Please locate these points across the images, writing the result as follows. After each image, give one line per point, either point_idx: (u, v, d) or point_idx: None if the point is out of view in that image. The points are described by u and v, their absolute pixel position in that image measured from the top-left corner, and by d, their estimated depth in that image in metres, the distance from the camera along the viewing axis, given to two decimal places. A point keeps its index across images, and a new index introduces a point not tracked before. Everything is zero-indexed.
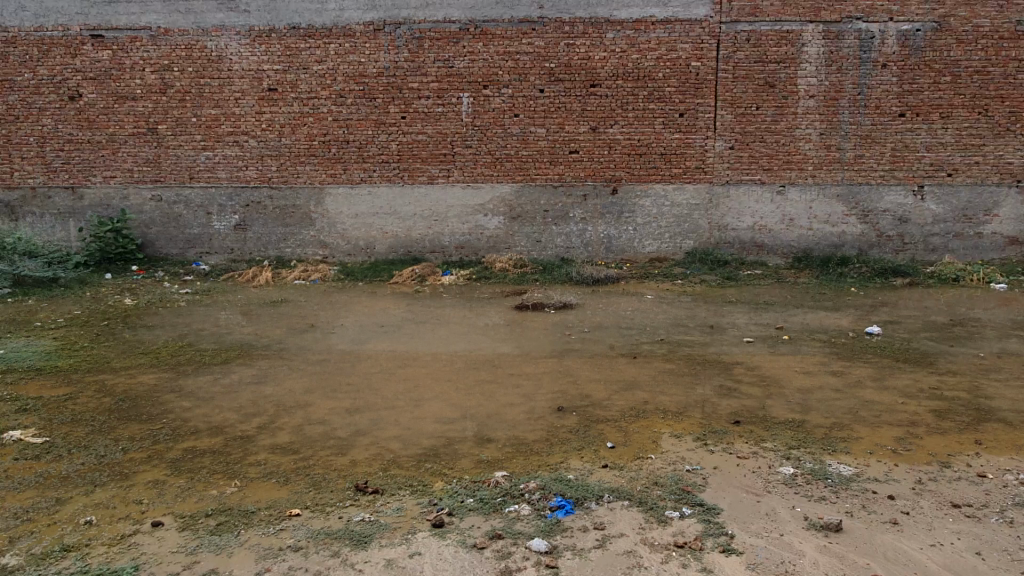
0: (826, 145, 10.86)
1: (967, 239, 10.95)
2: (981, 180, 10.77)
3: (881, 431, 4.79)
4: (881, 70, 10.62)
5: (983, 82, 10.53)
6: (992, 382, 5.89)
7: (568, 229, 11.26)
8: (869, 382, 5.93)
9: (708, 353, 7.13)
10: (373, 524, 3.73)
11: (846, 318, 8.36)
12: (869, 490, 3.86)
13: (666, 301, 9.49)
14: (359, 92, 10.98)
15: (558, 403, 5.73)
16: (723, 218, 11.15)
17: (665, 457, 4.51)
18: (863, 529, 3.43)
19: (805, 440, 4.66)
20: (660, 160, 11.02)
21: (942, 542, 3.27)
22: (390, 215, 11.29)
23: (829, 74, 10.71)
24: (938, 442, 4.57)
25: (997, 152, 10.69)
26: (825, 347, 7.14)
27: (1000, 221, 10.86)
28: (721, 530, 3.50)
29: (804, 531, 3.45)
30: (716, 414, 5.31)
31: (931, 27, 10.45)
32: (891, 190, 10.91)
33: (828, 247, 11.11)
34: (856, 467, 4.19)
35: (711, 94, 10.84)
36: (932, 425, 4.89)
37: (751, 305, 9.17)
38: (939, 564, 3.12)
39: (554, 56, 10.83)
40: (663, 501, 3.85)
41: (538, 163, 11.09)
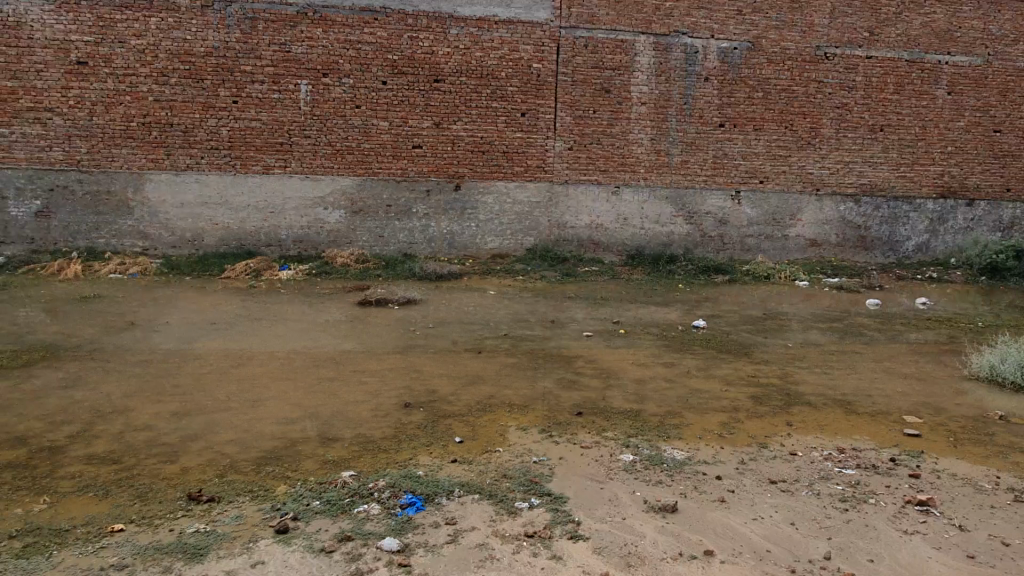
0: (656, 150, 11.57)
1: (776, 240, 12.09)
2: (787, 188, 11.96)
3: (709, 417, 5.17)
4: (703, 83, 11.48)
5: (789, 99, 11.69)
6: (799, 369, 6.56)
7: (411, 224, 11.14)
8: (696, 372, 6.40)
9: (550, 347, 7.35)
10: (209, 534, 3.48)
11: (674, 313, 8.96)
12: (699, 472, 4.15)
13: (509, 297, 9.66)
14: (184, 72, 10.20)
15: (404, 400, 5.65)
16: (562, 216, 11.53)
17: (513, 450, 4.59)
18: (695, 508, 3.68)
19: (641, 429, 4.93)
20: (502, 158, 11.21)
21: (762, 516, 3.58)
22: (221, 206, 10.59)
23: (658, 84, 11.40)
24: (757, 425, 5.00)
25: (800, 163, 11.91)
26: (656, 340, 7.61)
27: (803, 224, 12.11)
28: (568, 517, 3.61)
29: (644, 513, 3.64)
30: (559, 406, 5.49)
31: (746, 46, 11.44)
32: (712, 195, 11.83)
33: (658, 246, 11.83)
34: (687, 451, 4.50)
35: (551, 95, 11.18)
36: (750, 409, 5.36)
37: (589, 300, 9.56)
38: (761, 535, 3.40)
39: (397, 48, 10.67)
40: (512, 493, 3.92)
41: (380, 157, 10.89)
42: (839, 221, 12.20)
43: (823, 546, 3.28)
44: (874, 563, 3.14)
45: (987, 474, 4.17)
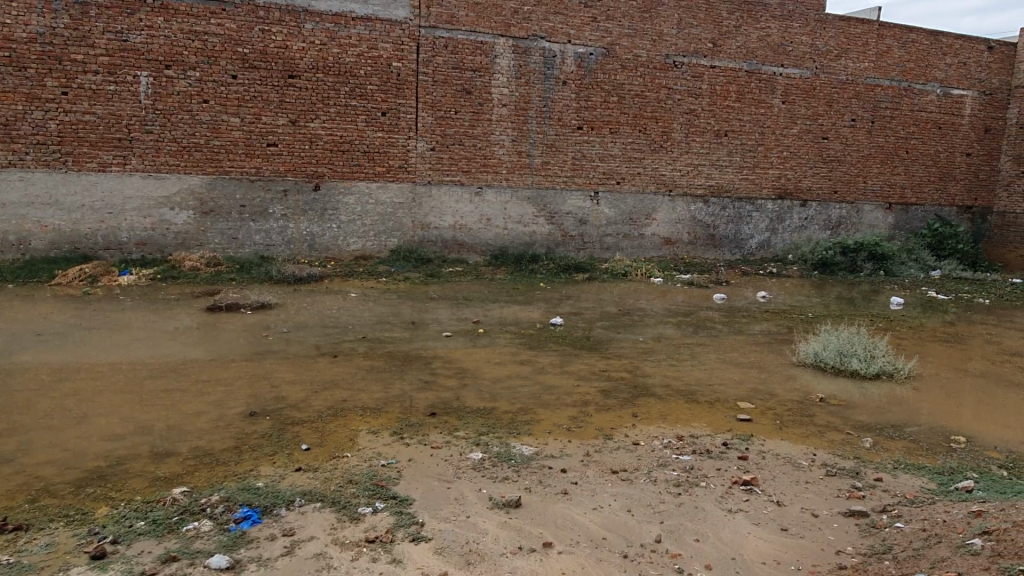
0: (517, 151, 11.74)
1: (633, 239, 12.59)
2: (641, 189, 12.49)
3: (559, 412, 5.29)
4: (561, 87, 11.77)
5: (642, 105, 12.22)
6: (648, 362, 6.85)
7: (267, 226, 10.68)
8: (551, 368, 6.54)
9: (410, 349, 7.26)
10: (12, 567, 3.15)
11: (535, 311, 9.11)
12: (545, 466, 4.23)
13: (371, 298, 9.48)
14: (3, 59, 9.23)
15: (250, 408, 5.39)
16: (425, 216, 11.45)
17: (361, 454, 4.48)
18: (538, 502, 3.74)
19: (493, 426, 4.97)
20: (362, 157, 10.98)
21: (601, 505, 3.69)
22: (50, 206, 9.68)
23: (518, 87, 11.58)
24: (604, 418, 5.16)
25: (654, 166, 12.47)
26: (515, 339, 7.71)
27: (657, 224, 12.69)
28: (412, 520, 3.57)
29: (488, 510, 3.65)
30: (413, 407, 5.43)
31: (601, 53, 11.84)
32: (572, 195, 12.15)
33: (521, 246, 12.00)
34: (535, 446, 4.58)
35: (412, 95, 11.08)
36: (599, 403, 5.54)
37: (451, 301, 9.55)
38: (599, 524, 3.50)
39: (247, 41, 10.19)
40: (356, 498, 3.82)
41: (232, 155, 10.36)
42: (690, 221, 12.88)
43: (655, 530, 3.42)
44: (699, 542, 3.31)
45: (806, 452, 4.51)
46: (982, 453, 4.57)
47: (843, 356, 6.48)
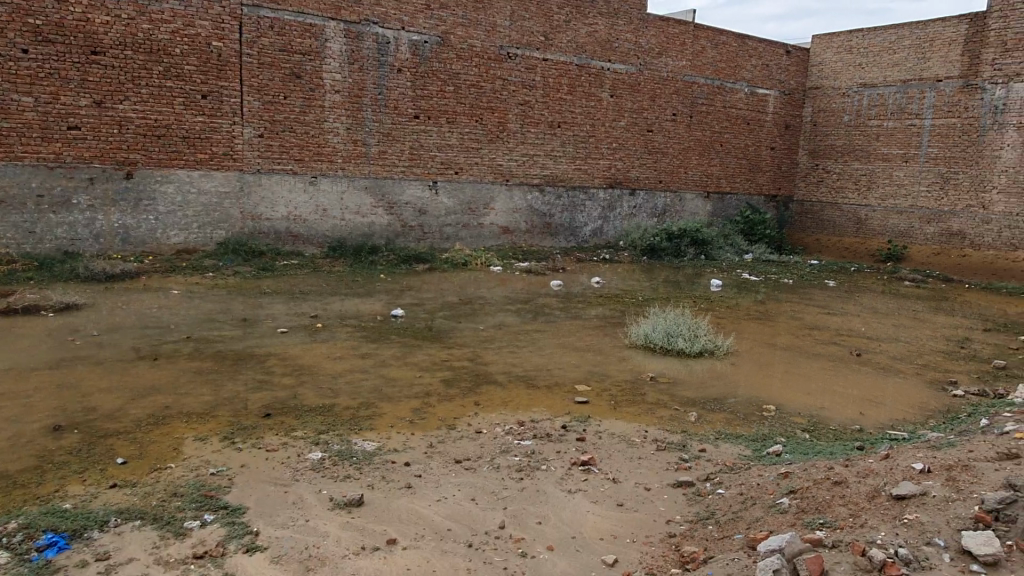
0: (352, 139, 11.41)
1: (472, 229, 12.66)
2: (479, 179, 12.58)
3: (402, 405, 5.21)
4: (396, 74, 11.57)
5: (478, 95, 12.30)
6: (490, 350, 6.93)
7: (70, 218, 9.59)
8: (393, 361, 6.43)
9: (241, 347, 6.84)
10: None
11: (376, 303, 8.92)
12: (388, 461, 4.14)
13: (196, 295, 8.83)
14: None
15: (53, 422, 4.83)
16: (255, 207, 10.83)
17: (187, 464, 4.15)
18: (381, 499, 3.65)
19: (332, 424, 4.80)
20: (182, 143, 10.17)
21: (445, 496, 3.68)
22: None
23: (351, 72, 11.24)
24: (447, 409, 5.14)
25: (491, 156, 12.61)
26: (355, 332, 7.50)
27: (496, 213, 12.85)
28: (245, 529, 3.36)
29: (328, 511, 3.52)
30: (246, 409, 5.12)
31: (435, 41, 11.76)
32: (410, 185, 12.00)
33: (359, 237, 11.68)
34: (378, 442, 4.47)
35: (236, 77, 10.41)
36: (442, 393, 5.52)
37: (286, 295, 9.10)
38: (444, 515, 3.47)
39: (39, 11, 9.04)
40: (181, 512, 3.53)
41: (24, 139, 9.14)
42: (528, 210, 13.16)
43: (499, 516, 3.46)
44: (541, 524, 3.39)
45: (638, 430, 4.75)
46: (789, 420, 5.03)
47: (669, 336, 6.91)
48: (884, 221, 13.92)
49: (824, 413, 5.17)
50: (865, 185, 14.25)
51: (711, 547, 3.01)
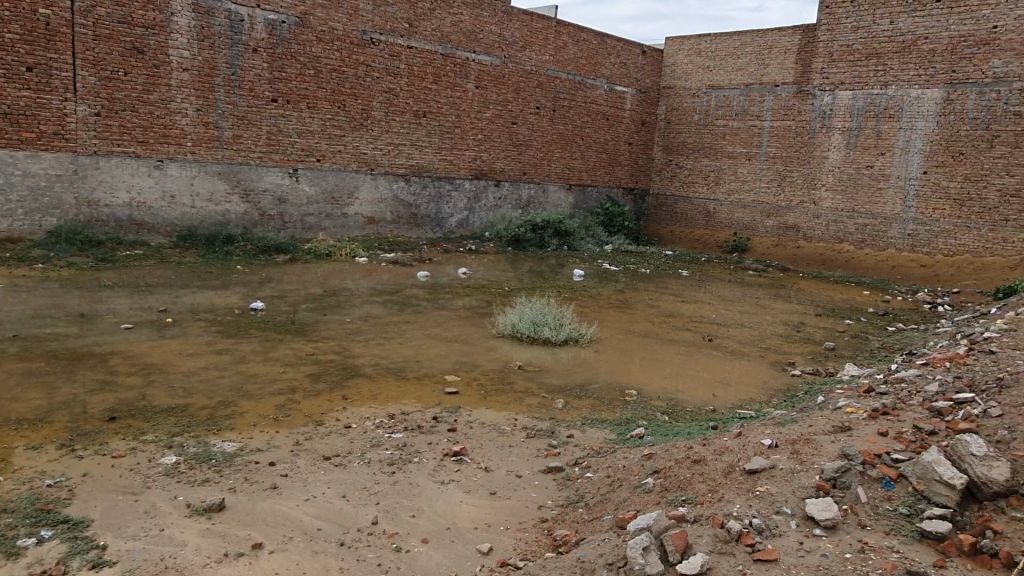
0: (202, 122, 10.70)
1: (336, 218, 12.28)
2: (342, 167, 12.22)
3: (264, 402, 4.98)
4: (251, 55, 10.98)
5: (340, 80, 11.93)
6: (356, 343, 6.77)
7: None
8: (253, 356, 6.12)
9: (79, 346, 6.24)
10: None
11: (232, 296, 8.45)
12: (251, 462, 3.94)
13: (23, 289, 7.96)
14: None
15: None
16: (92, 192, 9.87)
17: (17, 477, 3.74)
18: (245, 502, 3.47)
19: (187, 425, 4.50)
20: (2, 120, 9.00)
21: (314, 495, 3.55)
22: None
23: (201, 50, 10.53)
24: (313, 404, 4.97)
25: (354, 143, 12.29)
26: (211, 327, 7.07)
27: (360, 202, 12.54)
28: (91, 544, 3.07)
29: (186, 519, 3.29)
30: (87, 413, 4.69)
31: (294, 21, 11.28)
32: (268, 171, 11.45)
33: (213, 226, 10.99)
34: (238, 442, 4.24)
35: (68, 49, 9.39)
36: (308, 388, 5.33)
37: (130, 289, 8.41)
38: (313, 515, 3.35)
39: None
40: (12, 530, 3.17)
41: None
42: (393, 200, 12.95)
43: (371, 512, 3.38)
44: (415, 518, 3.35)
45: (508, 418, 4.82)
46: (650, 403, 5.29)
47: (536, 325, 7.06)
48: (730, 214, 14.90)
49: (681, 395, 5.48)
50: (713, 180, 15.20)
51: (581, 529, 3.10)
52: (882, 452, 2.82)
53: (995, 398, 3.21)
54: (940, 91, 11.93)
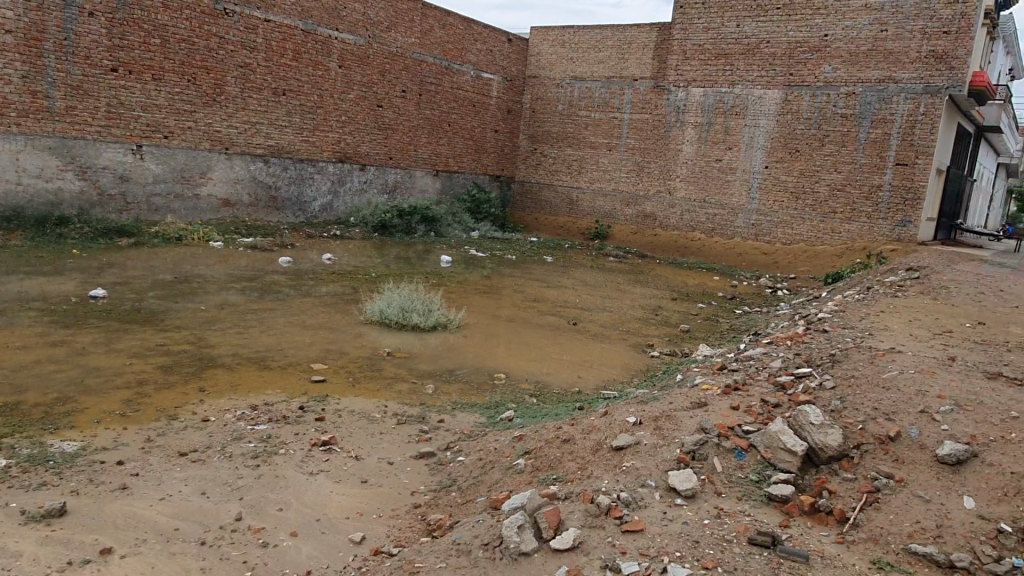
0: (28, 90, 9.02)
1: (186, 200, 10.94)
2: (193, 145, 10.92)
3: (110, 396, 4.61)
4: (87, 19, 9.48)
5: (190, 51, 10.66)
6: (214, 332, 6.40)
7: None
8: (96, 348, 5.63)
9: None
10: None
11: (69, 283, 7.70)
12: (96, 462, 3.64)
13: None
14: None
15: None
16: None
17: None
18: (90, 504, 3.19)
19: (20, 425, 4.07)
20: None
21: (170, 493, 3.33)
22: None
23: (27, 10, 8.89)
24: (167, 397, 4.66)
25: (207, 120, 11.03)
26: (44, 317, 6.43)
27: (214, 183, 11.28)
28: None
29: (20, 527, 2.97)
30: None
31: None
32: (108, 147, 9.94)
33: (43, 206, 9.36)
34: (81, 441, 3.90)
35: None
36: (159, 381, 4.98)
37: None
38: (170, 515, 3.14)
39: None
40: None
41: None
42: (250, 181, 11.80)
43: (234, 509, 3.22)
44: (283, 511, 3.23)
45: (377, 405, 4.74)
46: (518, 386, 5.39)
47: (404, 311, 6.98)
48: (592, 202, 15.41)
49: (548, 378, 5.63)
50: (576, 169, 15.64)
51: (455, 512, 3.11)
52: (734, 425, 3.03)
53: (829, 371, 3.54)
54: (780, 92, 12.91)
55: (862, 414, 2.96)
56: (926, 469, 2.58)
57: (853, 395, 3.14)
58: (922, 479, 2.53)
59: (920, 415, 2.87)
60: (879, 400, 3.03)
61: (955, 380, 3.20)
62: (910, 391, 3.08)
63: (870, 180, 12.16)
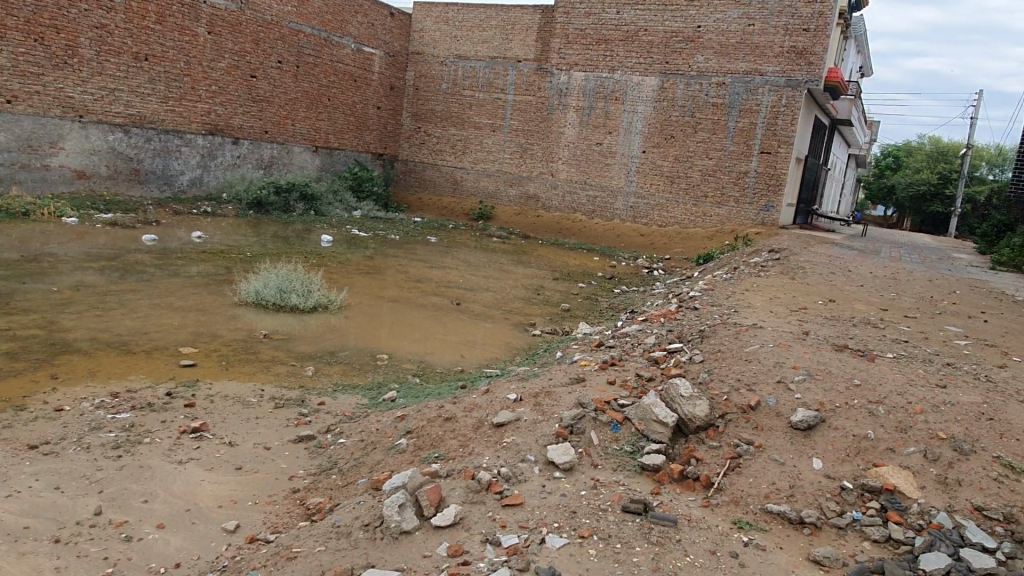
0: None
1: (34, 171, 9.83)
2: (42, 111, 9.83)
3: None
4: None
5: (36, 7, 9.56)
6: (68, 315, 5.91)
7: None
8: None
9: None
10: None
11: None
12: None
13: None
14: None
15: None
16: None
17: None
18: None
19: None
20: None
21: (18, 489, 3.06)
22: None
23: None
24: (14, 386, 4.28)
25: (57, 84, 9.93)
26: None
27: (66, 153, 10.20)
28: None
29: None
30: None
31: None
32: None
33: None
34: None
35: None
36: (5, 369, 4.55)
37: None
38: (18, 513, 2.89)
39: None
40: None
41: None
42: (108, 152, 10.76)
43: (93, 502, 3.01)
44: (149, 503, 3.05)
45: (253, 389, 4.56)
46: (401, 367, 5.34)
47: (282, 292, 6.74)
48: (476, 182, 15.41)
49: (432, 358, 5.62)
50: (460, 149, 15.55)
51: (334, 495, 3.05)
52: (610, 399, 3.14)
53: (698, 346, 3.74)
54: (657, 79, 13.36)
55: (726, 386, 3.15)
56: (782, 434, 2.78)
57: (718, 368, 3.33)
58: (778, 444, 2.73)
59: (777, 384, 3.09)
60: (742, 372, 3.24)
61: (808, 352, 3.47)
62: (769, 363, 3.30)
63: (737, 167, 12.87)
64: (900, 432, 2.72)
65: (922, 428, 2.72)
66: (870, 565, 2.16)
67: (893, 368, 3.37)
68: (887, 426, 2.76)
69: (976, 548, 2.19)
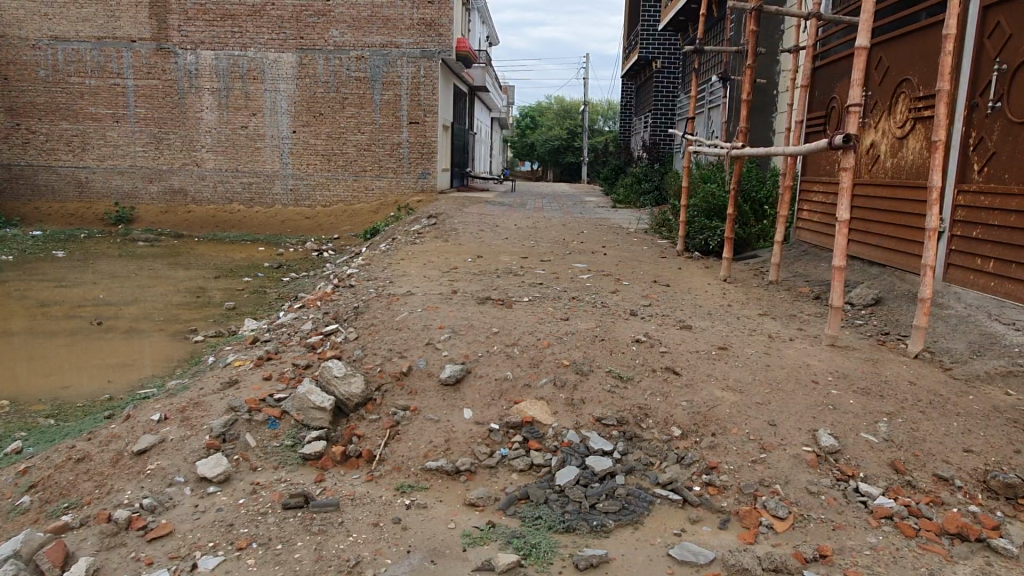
0: None
1: None
2: None
3: None
4: None
5: None
6: None
7: None
8: None
9: None
10: None
11: None
12: None
13: None
14: None
15: None
16: None
17: None
18: None
19: None
20: None
21: None
22: None
23: None
24: None
25: None
26: None
27: None
28: None
29: None
30: None
31: None
32: None
33: None
34: None
35: None
36: None
37: None
38: None
39: None
40: None
41: None
42: None
43: None
44: None
45: None
46: (27, 411, 4.45)
47: None
48: (106, 182, 13.53)
49: (69, 392, 4.80)
50: (78, 146, 13.46)
51: None
52: (265, 396, 3.01)
53: (353, 324, 3.79)
54: (294, 55, 12.94)
55: (379, 358, 3.23)
56: (433, 393, 2.94)
57: (371, 343, 3.42)
58: (430, 404, 2.88)
59: (426, 347, 3.25)
60: (392, 342, 3.35)
61: (453, 310, 3.70)
62: (417, 327, 3.46)
63: (389, 139, 13.15)
64: (532, 367, 3.03)
65: (550, 359, 3.07)
66: (517, 494, 2.38)
67: (527, 311, 3.75)
68: (522, 364, 3.06)
69: (598, 454, 2.53)
